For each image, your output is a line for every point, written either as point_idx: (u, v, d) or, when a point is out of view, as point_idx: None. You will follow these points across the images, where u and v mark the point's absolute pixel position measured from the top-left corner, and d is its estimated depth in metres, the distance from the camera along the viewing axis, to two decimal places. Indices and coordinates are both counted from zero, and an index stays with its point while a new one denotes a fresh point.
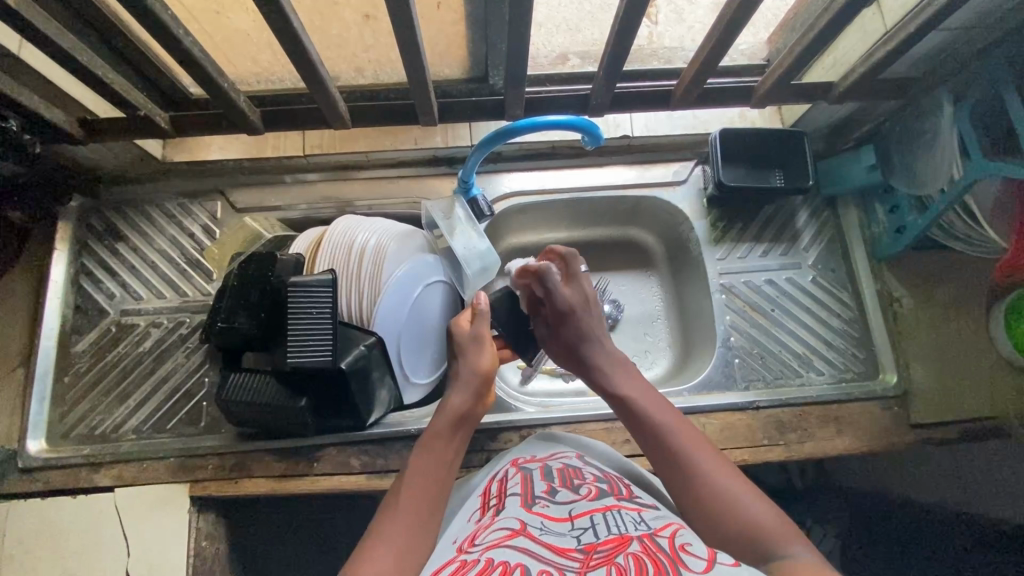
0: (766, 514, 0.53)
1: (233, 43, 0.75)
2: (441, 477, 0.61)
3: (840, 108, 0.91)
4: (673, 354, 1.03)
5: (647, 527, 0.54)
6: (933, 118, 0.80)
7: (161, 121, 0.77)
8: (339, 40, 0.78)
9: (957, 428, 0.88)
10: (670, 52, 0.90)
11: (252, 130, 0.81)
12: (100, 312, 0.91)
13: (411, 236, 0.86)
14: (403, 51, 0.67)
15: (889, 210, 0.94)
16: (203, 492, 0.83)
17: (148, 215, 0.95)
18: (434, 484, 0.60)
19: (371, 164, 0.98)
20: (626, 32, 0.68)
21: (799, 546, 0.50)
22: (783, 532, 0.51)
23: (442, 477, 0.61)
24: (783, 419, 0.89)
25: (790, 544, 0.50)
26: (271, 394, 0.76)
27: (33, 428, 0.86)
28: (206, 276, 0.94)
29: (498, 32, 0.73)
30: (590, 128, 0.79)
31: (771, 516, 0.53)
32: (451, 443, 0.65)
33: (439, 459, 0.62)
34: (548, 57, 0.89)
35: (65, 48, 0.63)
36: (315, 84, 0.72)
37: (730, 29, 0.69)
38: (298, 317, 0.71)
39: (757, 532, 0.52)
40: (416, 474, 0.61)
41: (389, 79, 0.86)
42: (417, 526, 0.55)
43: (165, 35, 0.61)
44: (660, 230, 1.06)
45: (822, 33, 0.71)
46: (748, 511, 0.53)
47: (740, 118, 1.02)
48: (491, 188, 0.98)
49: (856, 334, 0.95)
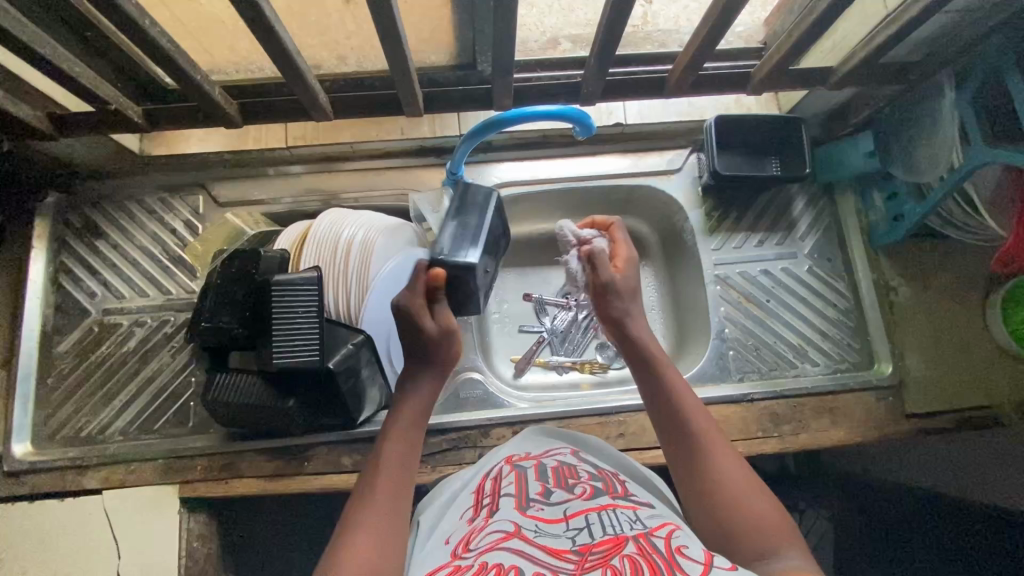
0: (768, 510, 0.54)
1: (208, 32, 0.72)
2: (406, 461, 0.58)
3: (839, 94, 0.88)
4: (668, 346, 1.01)
5: (643, 526, 0.52)
6: (933, 103, 0.78)
7: (134, 114, 0.75)
8: (319, 26, 0.74)
9: (951, 417, 0.88)
10: (664, 35, 0.86)
11: (231, 123, 0.78)
12: (81, 311, 0.89)
13: (399, 231, 0.84)
14: (386, 41, 0.64)
15: (887, 197, 0.92)
16: (193, 494, 0.82)
17: (127, 210, 0.93)
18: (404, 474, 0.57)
19: (358, 155, 0.96)
20: (619, 17, 0.65)
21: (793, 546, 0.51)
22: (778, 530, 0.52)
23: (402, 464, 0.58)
24: (778, 411, 0.88)
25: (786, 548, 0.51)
26: (258, 394, 0.74)
27: (18, 431, 0.84)
28: (190, 273, 0.92)
29: (486, 18, 0.70)
30: (581, 118, 0.77)
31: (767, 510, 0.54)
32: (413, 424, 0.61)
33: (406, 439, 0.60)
34: (539, 42, 0.86)
35: (26, 41, 0.59)
36: (293, 75, 0.69)
37: (727, 12, 0.66)
38: (286, 316, 0.69)
39: (751, 527, 0.53)
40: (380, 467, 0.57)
41: (372, 66, 0.82)
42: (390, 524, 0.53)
43: (130, 25, 0.58)
44: (655, 219, 1.04)
45: (822, 16, 0.68)
46: (752, 507, 0.54)
47: (736, 104, 1.00)
48: (481, 178, 0.96)
49: (852, 324, 0.94)
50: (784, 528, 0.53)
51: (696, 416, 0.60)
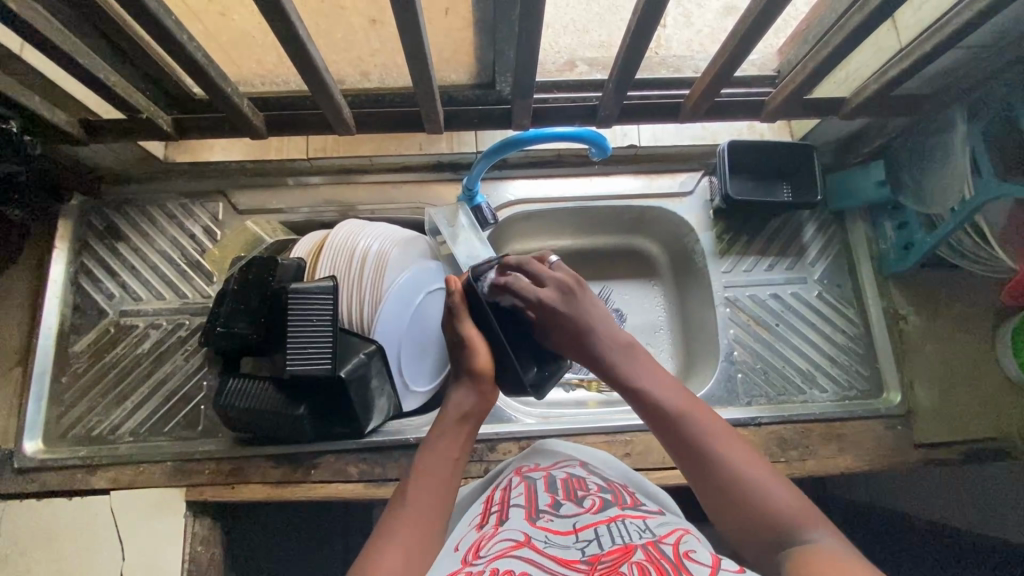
0: (785, 495, 0.53)
1: (239, 46, 0.74)
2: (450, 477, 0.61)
3: (852, 123, 0.90)
4: (675, 366, 1.02)
5: (651, 533, 0.52)
6: (945, 135, 0.79)
7: (164, 124, 0.77)
8: (344, 43, 0.76)
9: (960, 448, 0.88)
10: (680, 60, 0.88)
11: (255, 134, 0.80)
12: (99, 312, 0.91)
13: (413, 243, 0.85)
14: (412, 59, 0.66)
15: (897, 226, 0.93)
16: (200, 497, 0.83)
17: (149, 215, 0.95)
18: (444, 482, 0.60)
19: (375, 168, 0.98)
20: (639, 43, 0.67)
21: (822, 528, 0.50)
22: (804, 517, 0.51)
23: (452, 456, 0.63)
24: (786, 436, 0.88)
25: (810, 529, 0.50)
26: (270, 402, 0.74)
27: (30, 428, 0.85)
28: (206, 278, 0.94)
29: (508, 41, 0.71)
30: (597, 139, 0.79)
31: (787, 499, 0.53)
32: (461, 442, 0.64)
33: (449, 457, 0.62)
34: (556, 63, 0.87)
35: (67, 52, 0.62)
36: (319, 89, 0.71)
37: (748, 38, 0.67)
38: (298, 325, 0.70)
39: (772, 515, 0.52)
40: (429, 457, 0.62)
41: (394, 83, 0.84)
42: (425, 528, 0.56)
43: (167, 39, 0.60)
44: (665, 240, 1.05)
45: (836, 50, 0.70)
46: (766, 494, 0.53)
47: (749, 131, 1.01)
48: (496, 195, 0.97)
49: (861, 351, 0.95)
50: (807, 513, 0.52)
51: (696, 419, 0.59)
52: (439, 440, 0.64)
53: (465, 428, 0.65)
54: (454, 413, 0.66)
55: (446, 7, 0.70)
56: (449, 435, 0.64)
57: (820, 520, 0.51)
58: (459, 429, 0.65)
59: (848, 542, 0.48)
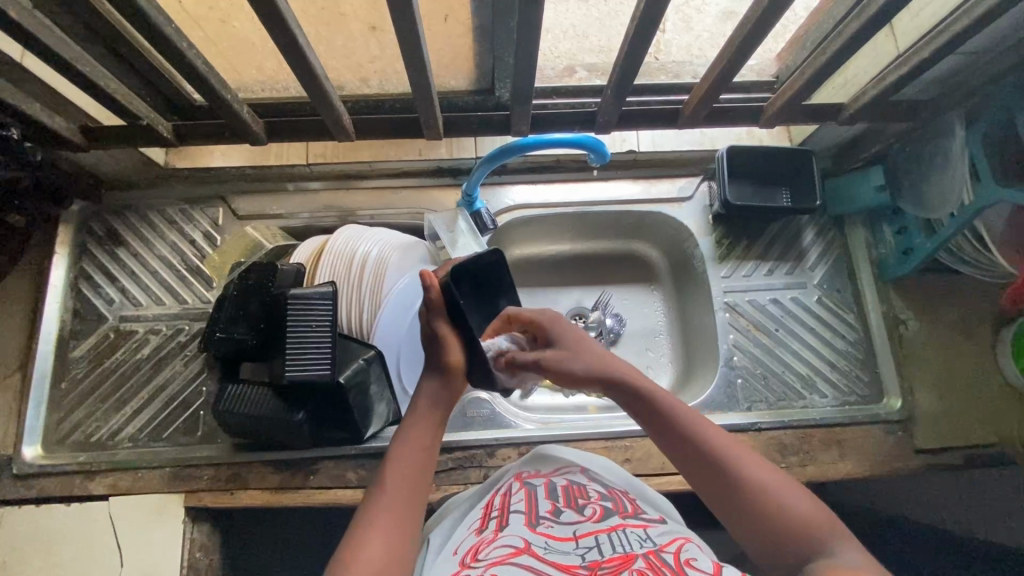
0: (809, 508, 0.53)
1: (239, 52, 0.74)
2: (421, 466, 0.60)
3: (851, 128, 0.90)
4: (674, 371, 1.02)
5: (653, 544, 0.52)
6: (944, 142, 0.79)
7: (164, 131, 0.77)
8: (344, 50, 0.76)
9: (962, 453, 0.88)
10: (678, 66, 0.89)
11: (255, 141, 0.80)
12: (99, 317, 0.91)
13: (413, 249, 0.85)
14: (411, 65, 0.67)
15: (897, 231, 0.93)
16: (198, 503, 0.83)
17: (149, 221, 0.95)
18: (417, 471, 0.59)
19: (374, 174, 0.98)
20: (638, 49, 0.67)
21: (845, 546, 0.50)
22: (824, 526, 0.52)
23: (423, 442, 0.61)
24: (785, 442, 0.88)
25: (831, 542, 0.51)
26: (269, 407, 0.74)
27: (29, 434, 0.85)
28: (206, 283, 0.94)
29: (506, 47, 0.71)
30: (596, 146, 0.81)
31: (806, 509, 0.53)
32: (429, 433, 0.62)
33: (424, 447, 0.61)
34: (555, 69, 0.89)
35: (67, 60, 0.62)
36: (316, 95, 0.71)
37: (747, 44, 0.67)
38: (297, 332, 0.70)
39: (800, 530, 0.52)
40: (402, 447, 0.61)
41: (394, 89, 0.84)
42: (404, 522, 0.55)
43: (167, 47, 0.60)
44: (665, 245, 1.05)
45: (834, 57, 0.70)
46: (791, 509, 0.53)
47: (748, 136, 1.01)
48: (496, 201, 0.98)
49: (861, 356, 0.94)
50: (827, 523, 0.52)
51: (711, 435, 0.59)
52: (414, 430, 0.62)
53: (435, 416, 0.64)
54: (425, 403, 0.64)
55: (446, 13, 0.71)
56: (421, 424, 0.63)
57: (839, 532, 0.52)
58: (431, 415, 0.63)
59: (867, 554, 0.49)
